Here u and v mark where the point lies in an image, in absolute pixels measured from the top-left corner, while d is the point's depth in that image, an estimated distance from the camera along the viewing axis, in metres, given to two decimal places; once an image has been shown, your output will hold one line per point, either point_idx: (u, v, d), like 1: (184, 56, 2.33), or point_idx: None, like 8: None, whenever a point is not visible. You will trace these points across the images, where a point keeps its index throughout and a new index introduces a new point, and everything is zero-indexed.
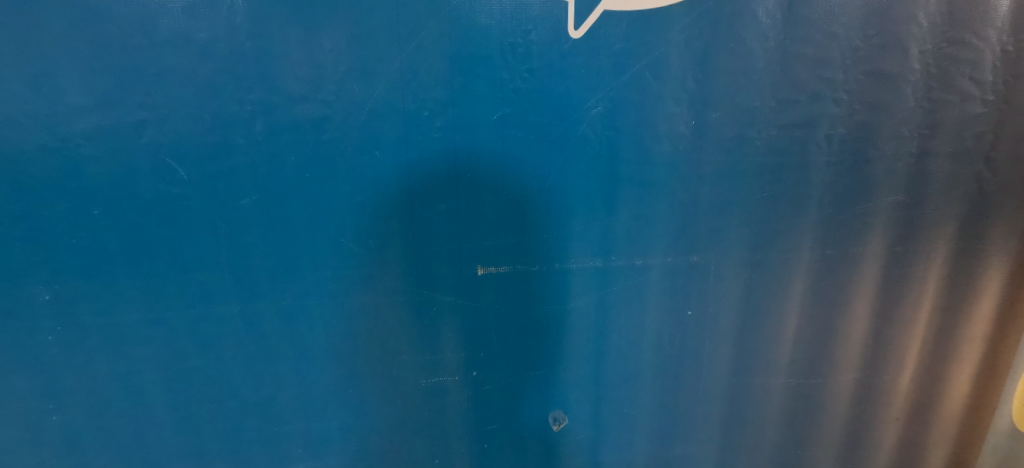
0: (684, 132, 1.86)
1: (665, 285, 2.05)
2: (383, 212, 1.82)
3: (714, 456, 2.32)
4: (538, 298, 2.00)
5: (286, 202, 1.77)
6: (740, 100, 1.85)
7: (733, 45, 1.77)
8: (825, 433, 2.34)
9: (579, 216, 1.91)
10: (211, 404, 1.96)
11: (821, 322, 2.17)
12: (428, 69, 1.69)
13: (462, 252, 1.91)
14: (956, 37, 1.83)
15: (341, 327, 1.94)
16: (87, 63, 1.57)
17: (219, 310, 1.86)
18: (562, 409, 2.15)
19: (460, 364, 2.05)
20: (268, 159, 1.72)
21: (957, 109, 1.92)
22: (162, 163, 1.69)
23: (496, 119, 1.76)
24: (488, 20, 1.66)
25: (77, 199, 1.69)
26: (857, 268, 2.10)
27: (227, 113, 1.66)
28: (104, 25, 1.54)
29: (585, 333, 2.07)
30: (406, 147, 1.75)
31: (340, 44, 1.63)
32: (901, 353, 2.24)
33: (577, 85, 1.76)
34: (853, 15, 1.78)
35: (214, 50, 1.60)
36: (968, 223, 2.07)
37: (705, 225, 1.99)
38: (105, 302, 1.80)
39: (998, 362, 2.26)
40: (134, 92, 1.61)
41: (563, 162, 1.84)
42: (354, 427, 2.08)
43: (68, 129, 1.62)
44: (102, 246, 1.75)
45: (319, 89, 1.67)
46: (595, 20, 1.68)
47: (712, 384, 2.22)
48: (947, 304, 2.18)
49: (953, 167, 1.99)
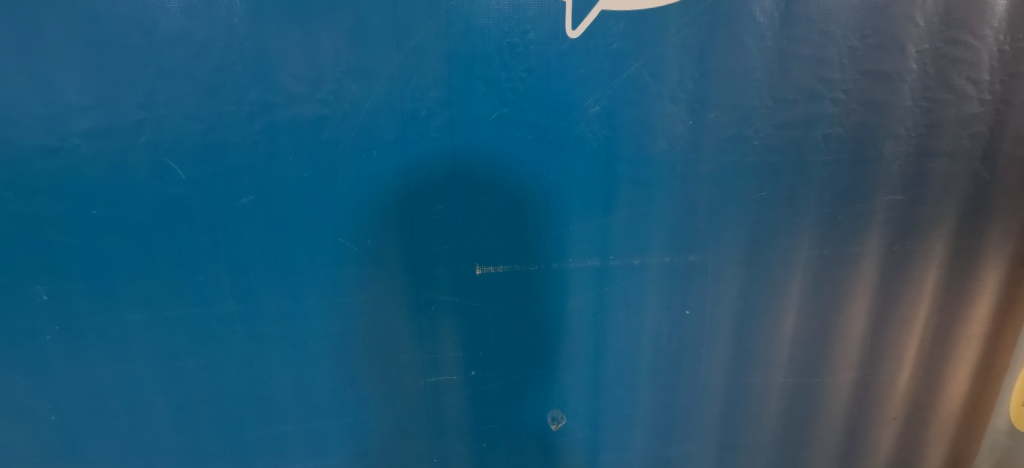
0: (682, 132, 1.86)
1: (662, 288, 2.05)
2: (383, 210, 1.84)
3: (713, 454, 2.32)
4: (535, 299, 2.01)
5: (285, 204, 1.80)
6: (739, 99, 1.84)
7: (732, 44, 1.77)
8: (825, 430, 2.34)
9: (576, 214, 1.91)
10: (211, 404, 1.99)
11: (819, 319, 2.16)
12: (427, 69, 1.70)
13: (461, 252, 1.92)
14: (954, 36, 1.83)
15: (338, 326, 1.96)
16: (83, 64, 1.59)
17: (220, 310, 1.89)
18: (560, 409, 2.17)
19: (459, 363, 2.07)
20: (268, 159, 1.74)
21: (955, 109, 1.91)
22: (161, 163, 1.71)
23: (495, 118, 1.77)
24: (486, 20, 1.67)
25: (75, 199, 1.72)
26: (856, 269, 2.09)
27: (225, 113, 1.68)
28: (103, 27, 1.56)
29: (584, 332, 2.07)
30: (405, 147, 1.77)
31: (338, 44, 1.65)
32: (898, 353, 2.24)
33: (576, 85, 1.77)
34: (851, 14, 1.77)
35: (211, 51, 1.62)
36: (966, 221, 2.06)
37: (703, 224, 1.99)
38: (106, 305, 1.84)
39: (994, 360, 2.25)
40: (132, 92, 1.63)
41: (561, 161, 1.84)
42: (354, 428, 2.11)
43: (70, 127, 1.64)
44: (102, 244, 1.78)
45: (318, 90, 1.69)
46: (593, 20, 1.69)
47: (711, 380, 2.21)
48: (944, 304, 2.18)
49: (951, 166, 1.98)
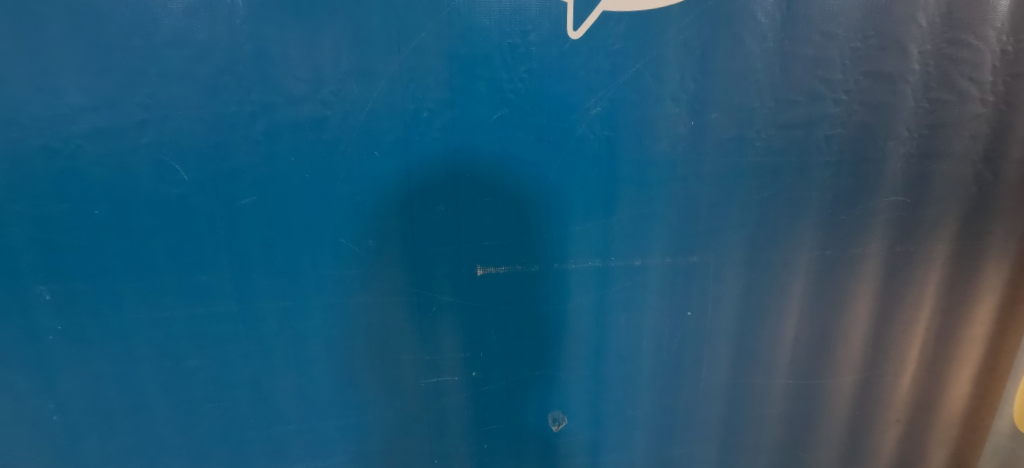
0: (683, 133, 1.73)
1: (664, 289, 1.93)
2: (383, 210, 1.73)
3: (713, 454, 2.21)
4: (533, 299, 1.89)
5: (288, 203, 1.69)
6: (740, 100, 1.71)
7: (732, 45, 1.64)
8: (825, 433, 2.22)
9: (575, 216, 1.79)
10: (211, 403, 1.92)
11: (819, 322, 2.04)
12: (428, 71, 1.58)
13: (462, 252, 1.81)
14: (957, 37, 1.68)
15: (341, 326, 1.87)
16: (83, 61, 1.48)
17: (219, 308, 1.80)
18: (562, 409, 2.06)
19: (460, 364, 1.96)
20: (268, 159, 1.63)
21: (957, 111, 1.77)
22: (162, 163, 1.61)
23: (496, 119, 1.65)
24: (487, 21, 1.54)
25: (78, 199, 1.62)
26: (857, 270, 1.96)
27: (227, 113, 1.57)
28: (103, 25, 1.45)
29: (585, 336, 1.96)
30: (407, 148, 1.65)
31: (340, 44, 1.53)
32: (899, 354, 2.11)
33: (577, 86, 1.64)
34: (852, 15, 1.63)
35: (213, 51, 1.50)
36: (967, 223, 1.92)
37: (704, 225, 1.86)
38: (132, 304, 1.77)
39: (998, 362, 2.13)
40: (134, 92, 1.52)
41: (563, 162, 1.72)
42: (354, 427, 2.02)
43: (71, 128, 1.54)
44: (101, 244, 1.69)
45: (319, 90, 1.57)
46: (596, 20, 1.56)
47: (713, 383, 2.10)
48: (947, 305, 2.04)
49: (954, 166, 1.84)
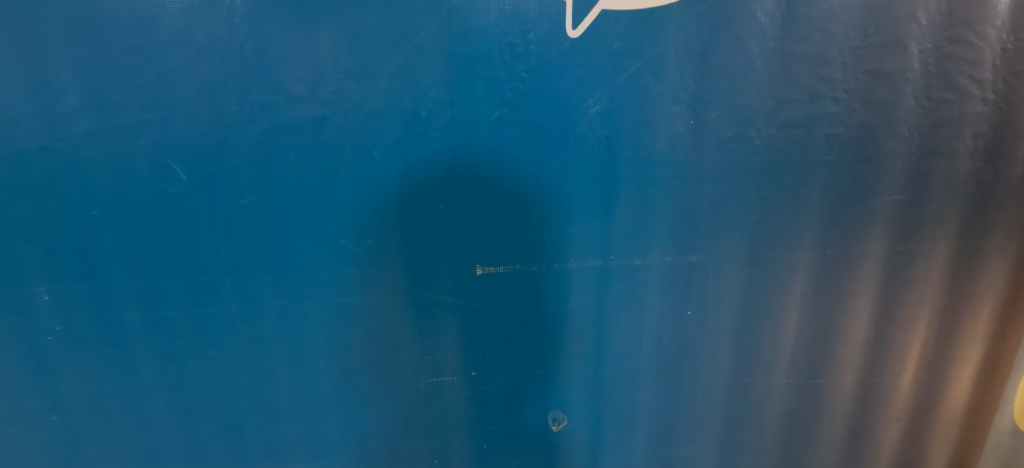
0: (682, 133, 1.47)
1: (666, 289, 1.64)
2: (383, 209, 1.47)
3: (713, 455, 1.88)
4: (535, 296, 1.61)
5: (285, 198, 1.44)
6: (741, 99, 1.46)
7: (732, 44, 1.39)
8: (829, 430, 1.88)
9: (574, 214, 1.52)
10: (211, 404, 1.64)
11: (819, 322, 1.73)
12: (424, 74, 1.35)
13: (462, 253, 1.54)
14: (956, 36, 1.42)
15: (341, 328, 1.59)
16: (104, 58, 1.27)
17: (228, 306, 1.54)
18: (563, 408, 1.75)
19: (460, 362, 1.67)
20: (265, 160, 1.40)
21: (955, 111, 1.50)
22: (162, 164, 1.38)
23: (495, 118, 1.41)
24: (486, 20, 1.31)
25: (73, 200, 1.39)
26: (856, 271, 1.67)
27: (176, 125, 1.35)
28: (103, 22, 1.25)
29: (584, 336, 1.67)
30: (408, 148, 1.41)
31: (340, 44, 1.31)
32: (902, 351, 1.79)
33: (577, 84, 1.40)
34: (852, 13, 1.38)
35: (214, 51, 1.29)
36: (970, 220, 1.62)
37: (705, 223, 1.58)
38: (102, 309, 1.50)
39: (997, 366, 1.82)
40: (137, 91, 1.31)
41: (561, 161, 1.46)
42: (359, 427, 1.72)
43: (68, 129, 1.32)
44: (99, 247, 1.45)
45: (320, 89, 1.34)
46: (593, 19, 1.33)
47: (711, 382, 1.78)
48: (948, 305, 1.73)
49: (953, 167, 1.56)
